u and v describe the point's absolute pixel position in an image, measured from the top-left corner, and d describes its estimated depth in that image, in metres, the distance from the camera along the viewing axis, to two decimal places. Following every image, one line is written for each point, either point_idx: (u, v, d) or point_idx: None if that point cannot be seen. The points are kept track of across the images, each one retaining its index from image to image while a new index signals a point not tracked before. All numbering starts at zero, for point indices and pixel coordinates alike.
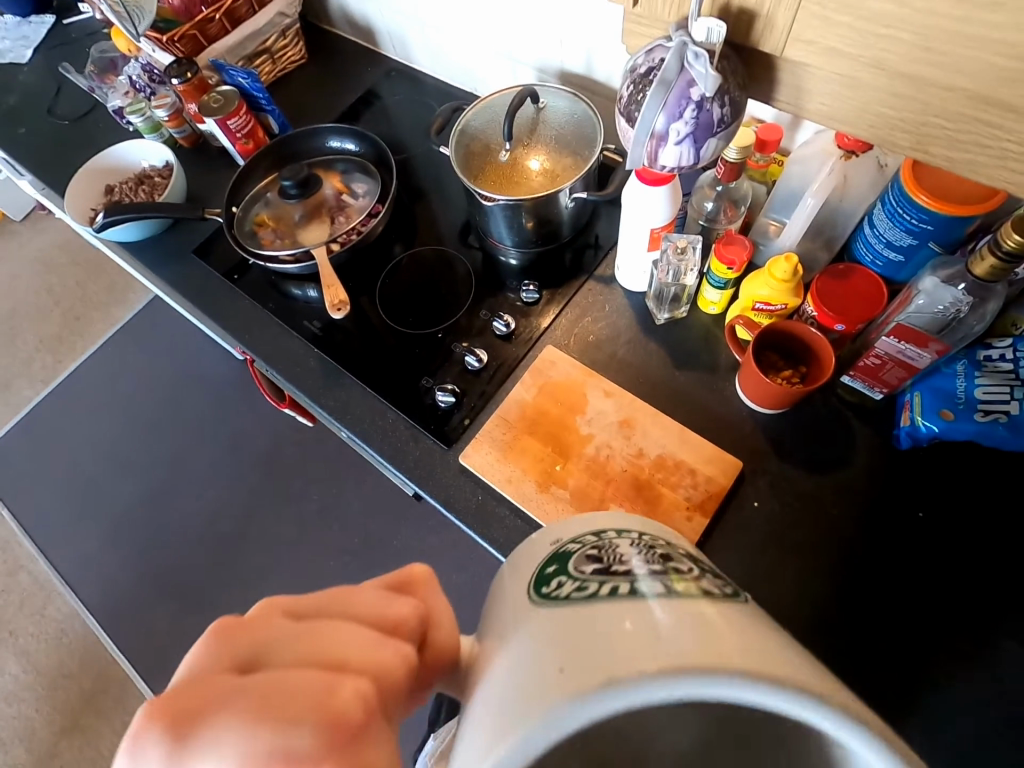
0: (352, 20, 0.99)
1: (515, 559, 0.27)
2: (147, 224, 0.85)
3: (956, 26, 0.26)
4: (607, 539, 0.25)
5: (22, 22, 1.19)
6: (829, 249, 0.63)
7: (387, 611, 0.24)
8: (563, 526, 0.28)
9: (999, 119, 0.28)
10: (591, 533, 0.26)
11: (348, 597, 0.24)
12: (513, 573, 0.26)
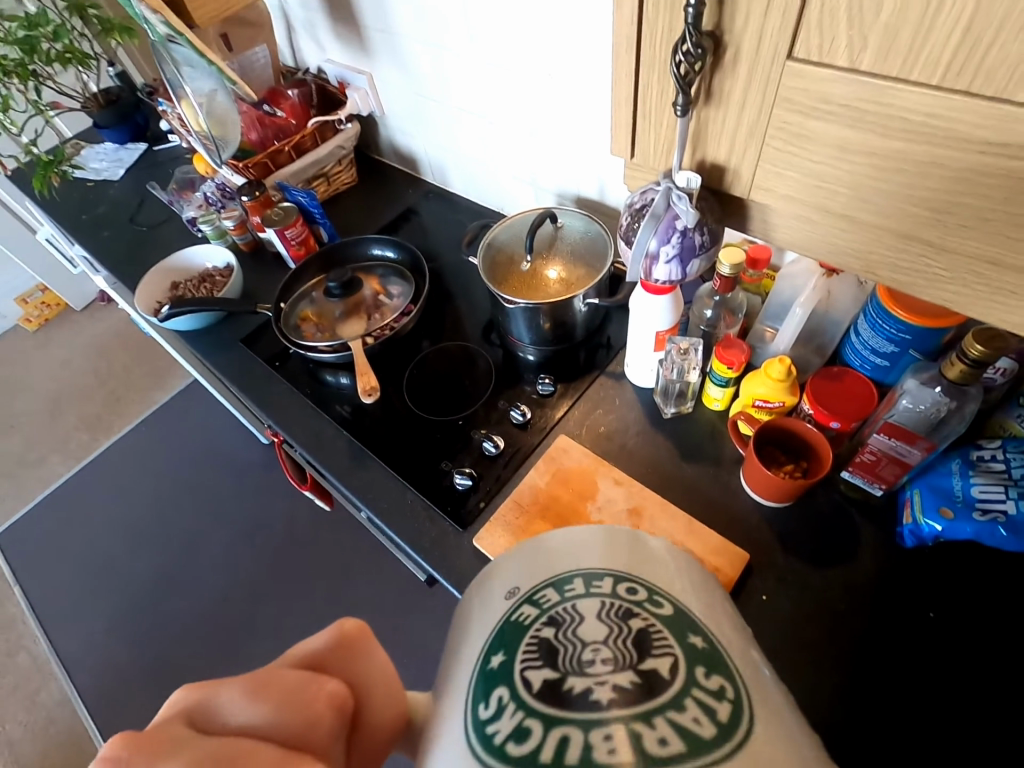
0: (399, 151, 1.16)
1: (471, 590, 0.27)
2: (204, 316, 0.95)
3: (880, 186, 0.29)
4: (568, 616, 0.24)
5: (119, 148, 1.41)
6: (821, 354, 0.69)
7: (307, 701, 0.22)
8: (527, 574, 0.26)
9: (925, 255, 0.31)
10: (552, 591, 0.25)
11: (260, 689, 0.22)
12: (470, 630, 0.26)
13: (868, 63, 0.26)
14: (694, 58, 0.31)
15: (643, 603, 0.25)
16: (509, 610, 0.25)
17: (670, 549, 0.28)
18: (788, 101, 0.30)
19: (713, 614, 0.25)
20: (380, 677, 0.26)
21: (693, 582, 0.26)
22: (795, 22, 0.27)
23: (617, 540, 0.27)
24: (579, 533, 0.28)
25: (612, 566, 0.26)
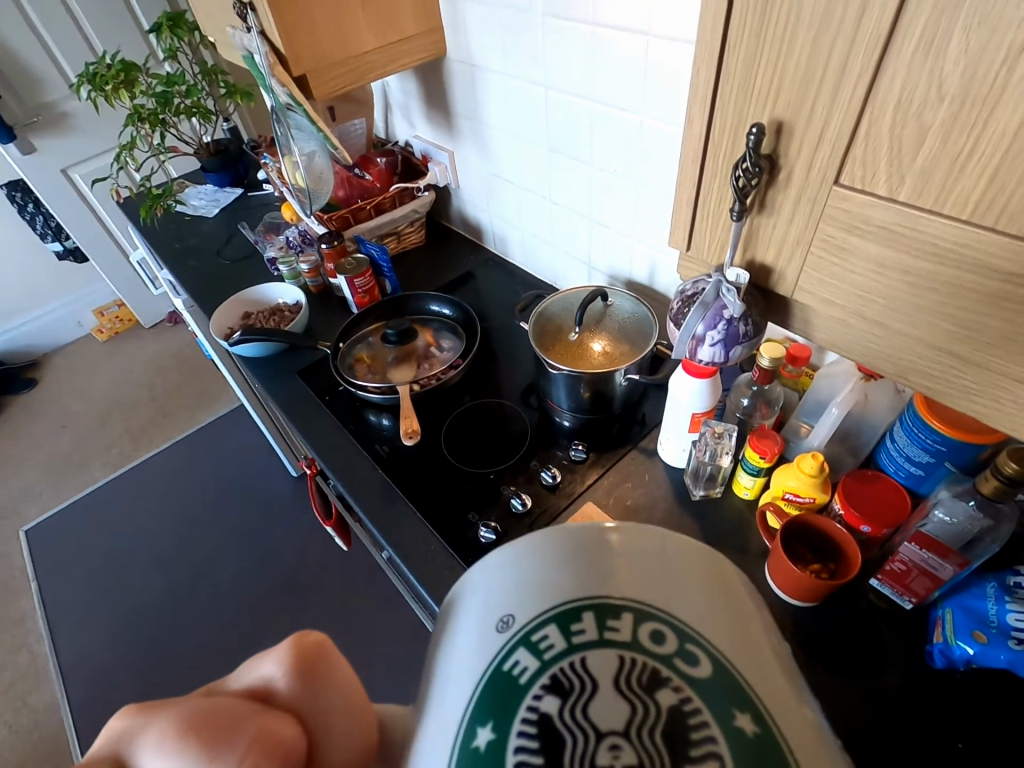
0: (466, 220, 1.26)
1: (465, 613, 0.25)
2: (267, 346, 1.03)
3: (913, 296, 0.33)
4: (576, 682, 0.22)
5: (218, 190, 1.57)
6: (854, 455, 0.70)
7: (238, 757, 0.20)
8: (520, 602, 0.24)
9: (950, 367, 0.33)
10: (557, 639, 0.23)
11: (187, 737, 0.20)
12: (457, 667, 0.24)
13: (905, 193, 0.30)
14: (752, 175, 0.35)
15: (671, 658, 0.22)
16: (502, 652, 0.23)
17: (707, 566, 0.24)
18: (831, 218, 0.34)
19: (756, 664, 0.22)
20: (338, 702, 0.24)
21: (732, 615, 0.23)
22: (843, 156, 0.32)
23: (639, 552, 0.24)
24: (585, 533, 0.25)
25: (631, 592, 0.23)
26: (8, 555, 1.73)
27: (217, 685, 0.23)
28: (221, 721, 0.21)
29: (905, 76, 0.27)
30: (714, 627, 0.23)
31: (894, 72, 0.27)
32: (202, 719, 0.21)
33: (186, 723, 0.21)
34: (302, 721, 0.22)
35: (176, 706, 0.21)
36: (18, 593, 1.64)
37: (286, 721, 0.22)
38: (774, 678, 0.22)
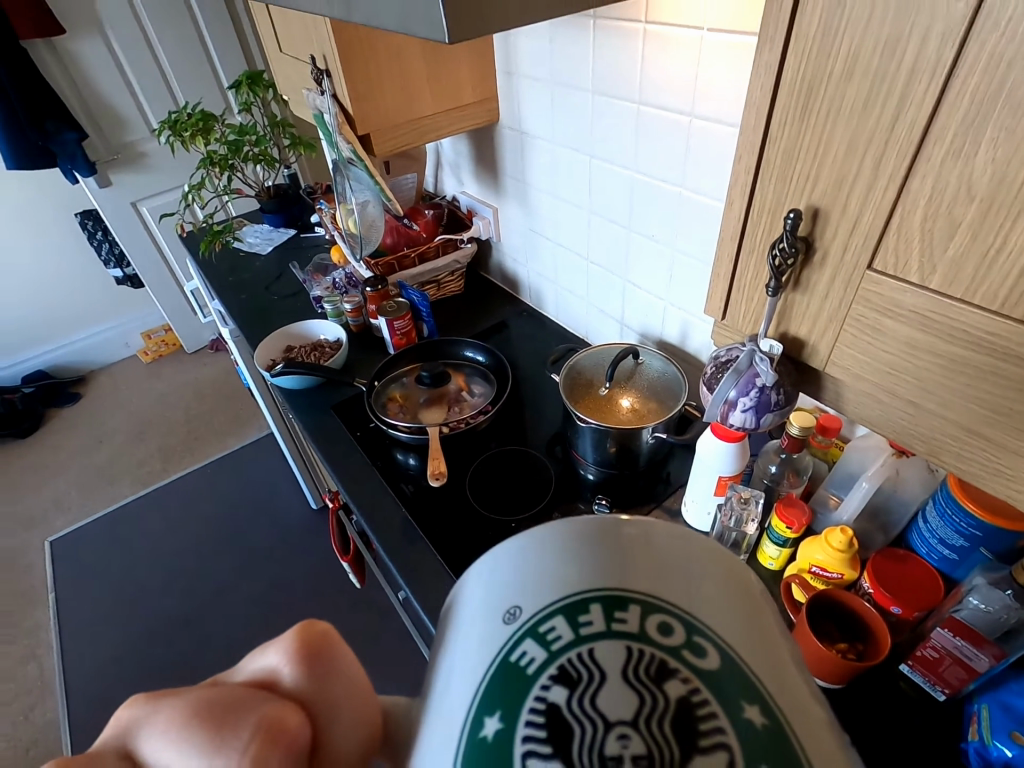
0: (504, 273, 1.31)
1: (468, 601, 0.24)
2: (306, 379, 1.07)
3: (944, 372, 0.33)
4: (585, 672, 0.21)
5: (273, 229, 1.67)
6: (885, 532, 0.68)
7: (241, 744, 0.20)
8: (527, 591, 0.23)
9: (984, 449, 0.34)
10: (565, 628, 0.22)
11: (193, 727, 0.20)
12: (461, 658, 0.23)
13: (937, 282, 0.31)
14: (788, 255, 0.37)
15: (678, 649, 0.21)
16: (508, 643, 0.22)
17: (717, 559, 0.24)
18: (864, 300, 0.36)
19: (765, 657, 0.22)
20: (343, 692, 0.23)
21: (743, 608, 0.23)
22: (876, 243, 0.33)
23: (648, 545, 0.23)
24: (597, 525, 0.24)
25: (639, 584, 0.22)
26: (32, 563, 1.77)
27: (224, 675, 0.23)
28: (224, 711, 0.21)
29: (936, 177, 0.29)
30: (724, 620, 0.22)
31: (926, 173, 0.30)
32: (206, 709, 0.21)
33: (190, 713, 0.21)
34: (308, 709, 0.22)
35: (184, 696, 0.21)
36: (36, 602, 1.66)
37: (290, 710, 0.21)
38: (783, 670, 0.22)
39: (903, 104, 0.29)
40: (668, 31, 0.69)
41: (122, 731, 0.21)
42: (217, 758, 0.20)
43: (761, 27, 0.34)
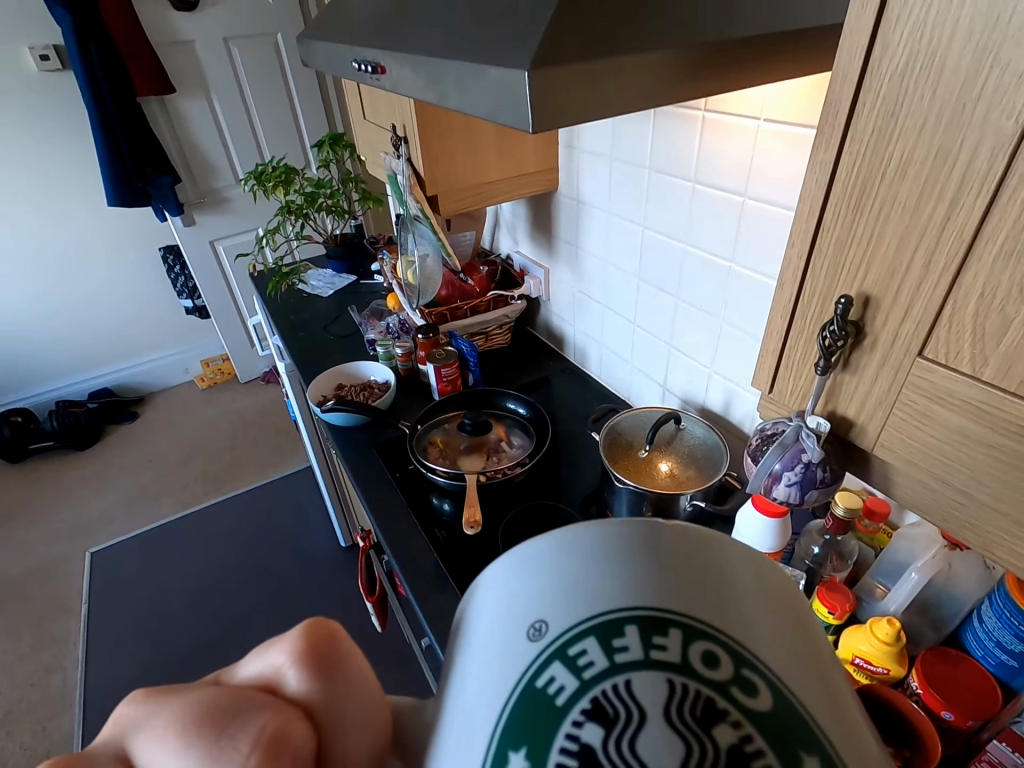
0: (551, 330, 1.35)
1: (488, 611, 0.22)
2: (353, 417, 1.11)
3: (999, 455, 0.33)
4: (621, 710, 0.18)
5: (335, 274, 1.77)
6: (936, 629, 0.64)
7: (242, 757, 0.19)
8: (555, 603, 0.20)
9: None
10: (599, 652, 0.19)
11: (190, 735, 0.19)
12: (479, 675, 0.20)
13: (988, 374, 0.32)
14: (839, 337, 0.38)
15: (726, 685, 0.19)
16: (532, 664, 0.20)
17: (765, 581, 0.21)
18: (913, 387, 0.36)
19: (823, 696, 0.19)
20: (352, 699, 0.22)
21: (795, 632, 0.20)
22: (926, 331, 0.34)
23: (688, 562, 0.21)
24: (632, 532, 0.22)
25: (680, 605, 0.20)
26: (71, 574, 1.83)
27: (226, 672, 0.22)
28: (222, 719, 0.19)
29: (987, 276, 0.30)
30: (779, 653, 0.19)
31: (977, 270, 0.31)
32: (205, 716, 0.19)
33: (189, 721, 0.19)
34: (314, 717, 0.21)
35: (184, 698, 0.20)
36: (70, 612, 1.71)
37: (294, 719, 0.20)
38: (836, 703, 0.20)
39: (954, 208, 0.31)
40: (727, 119, 0.74)
41: (118, 729, 0.20)
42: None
43: (817, 128, 0.36)
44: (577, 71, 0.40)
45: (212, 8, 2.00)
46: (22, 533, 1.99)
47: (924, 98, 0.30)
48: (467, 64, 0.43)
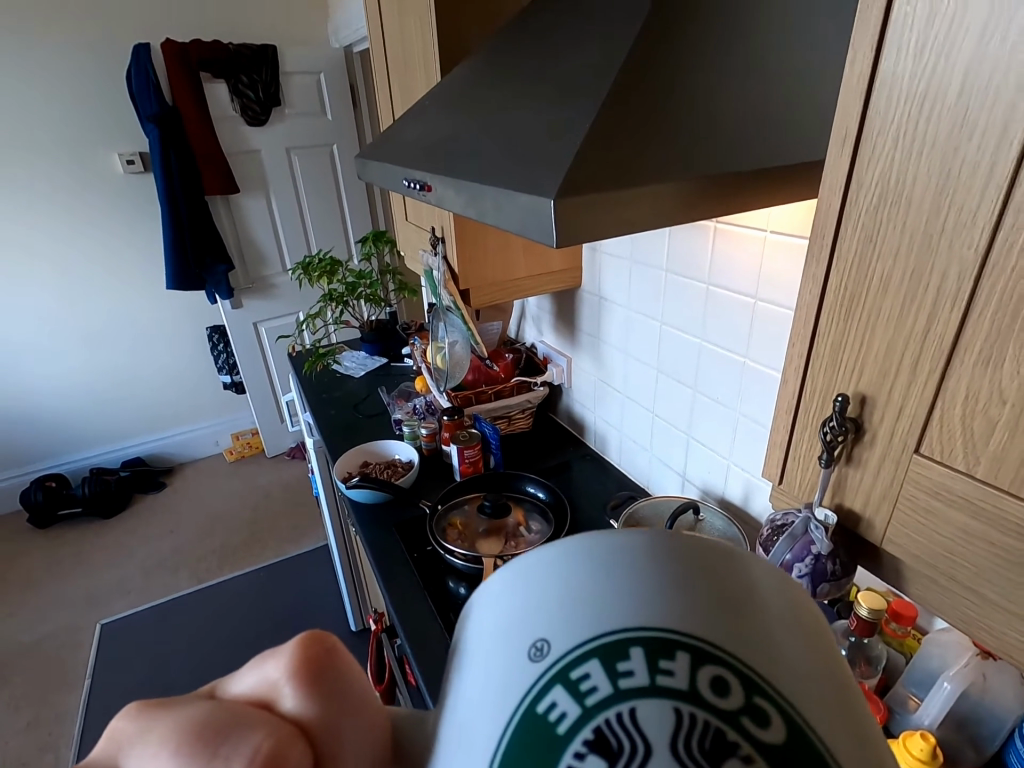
0: (572, 416, 1.39)
1: (489, 626, 0.21)
2: (375, 494, 1.14)
3: (1010, 554, 0.34)
4: (625, 743, 0.17)
5: (367, 356, 1.87)
6: (977, 749, 0.59)
7: None
8: (556, 617, 0.19)
9: None
10: (605, 676, 0.18)
11: (182, 753, 0.18)
12: (476, 695, 0.20)
13: (982, 471, 0.34)
14: (839, 432, 0.41)
15: (737, 716, 0.18)
16: (533, 687, 0.19)
17: (782, 601, 0.20)
18: (913, 483, 0.38)
19: (842, 726, 0.19)
20: (351, 720, 0.21)
21: (819, 657, 0.19)
22: (920, 430, 0.37)
23: (702, 575, 0.20)
24: (639, 541, 0.20)
25: (691, 626, 0.19)
26: (79, 645, 1.80)
27: (220, 688, 0.21)
28: (213, 739, 0.19)
29: (970, 380, 0.33)
30: (797, 681, 0.18)
31: (959, 377, 0.34)
32: (198, 733, 0.19)
33: (181, 738, 0.19)
34: (310, 735, 0.20)
35: (176, 714, 0.19)
36: (72, 687, 1.67)
37: (290, 739, 0.19)
38: (854, 732, 0.19)
39: (933, 320, 0.34)
40: (736, 229, 0.81)
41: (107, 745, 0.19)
42: None
43: (808, 246, 0.41)
44: (599, 199, 0.47)
45: (281, 123, 2.28)
46: (38, 600, 1.99)
47: (897, 227, 0.35)
48: (503, 188, 0.50)
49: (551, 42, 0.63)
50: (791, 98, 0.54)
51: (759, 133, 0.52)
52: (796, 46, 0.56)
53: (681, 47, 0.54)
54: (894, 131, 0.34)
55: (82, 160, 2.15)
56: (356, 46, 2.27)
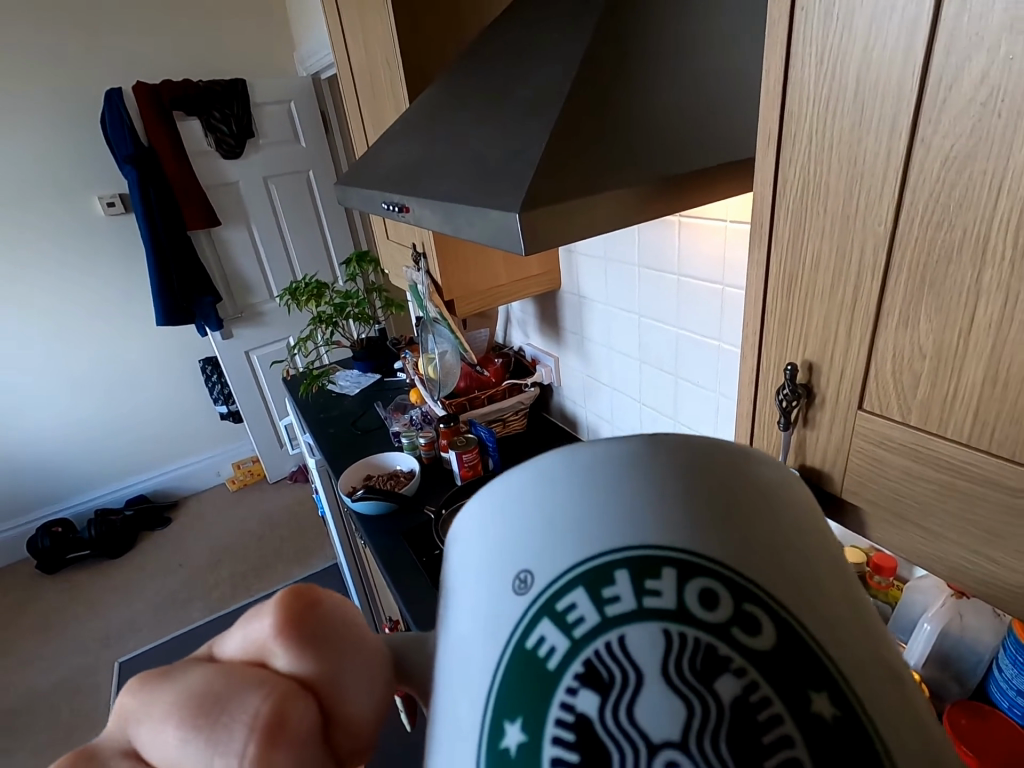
0: (565, 413, 1.43)
1: (482, 569, 0.24)
2: (381, 505, 1.18)
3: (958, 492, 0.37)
4: (616, 673, 0.20)
5: (360, 374, 1.90)
6: (959, 683, 0.65)
7: (243, 730, 0.22)
8: (542, 555, 0.23)
9: (975, 560, 0.38)
10: (595, 607, 0.21)
11: (190, 718, 0.22)
12: (472, 632, 0.23)
13: (915, 419, 0.38)
14: (793, 397, 0.46)
15: (727, 627, 0.21)
16: (522, 626, 0.22)
17: (764, 503, 0.24)
18: (861, 435, 0.42)
19: (823, 619, 0.22)
20: (341, 663, 0.25)
21: (795, 557, 0.23)
22: (860, 388, 0.41)
23: (694, 495, 0.23)
24: (619, 461, 0.24)
25: (673, 545, 0.22)
26: (100, 685, 1.83)
27: (215, 654, 0.24)
28: (216, 705, 0.22)
29: (894, 342, 0.38)
30: (774, 579, 0.22)
31: (886, 339, 0.38)
32: (200, 698, 0.22)
33: (187, 708, 0.22)
34: (304, 685, 0.24)
35: (176, 688, 0.22)
36: (96, 726, 1.69)
37: (291, 691, 0.23)
38: (837, 622, 0.22)
39: (859, 291, 0.39)
40: (698, 221, 0.86)
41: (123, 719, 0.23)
42: (217, 743, 0.21)
43: (750, 233, 0.46)
44: (561, 209, 0.51)
45: (256, 154, 2.32)
46: (55, 645, 2.01)
47: (821, 214, 0.39)
48: (473, 205, 0.55)
49: (509, 65, 0.68)
50: (732, 101, 0.59)
51: (706, 135, 0.57)
52: (733, 51, 0.60)
53: (629, 63, 0.59)
54: (807, 134, 0.39)
55: (63, 207, 2.18)
56: (324, 72, 2.31)
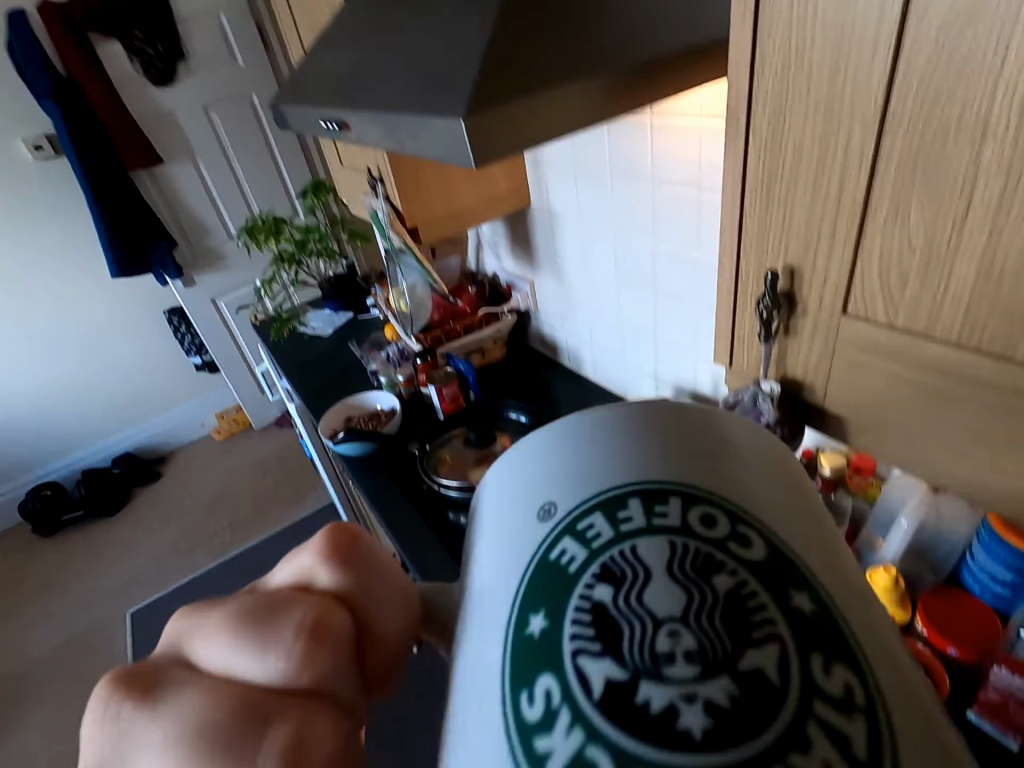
0: (544, 338, 1.39)
1: (503, 506, 0.24)
2: (364, 446, 1.16)
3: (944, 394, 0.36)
4: (628, 571, 0.20)
5: (332, 313, 1.83)
6: (934, 572, 0.67)
7: (289, 637, 0.20)
8: (561, 486, 0.23)
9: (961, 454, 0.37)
10: (609, 524, 0.21)
11: (237, 628, 0.20)
12: (490, 561, 0.23)
13: (904, 319, 0.36)
14: (774, 307, 0.43)
15: (724, 541, 0.21)
16: (546, 541, 0.22)
17: (752, 449, 0.24)
18: (845, 342, 0.40)
19: (811, 545, 0.22)
20: (379, 584, 0.24)
21: (794, 499, 0.23)
22: (844, 292, 0.38)
23: (688, 438, 0.24)
24: (626, 417, 0.24)
25: (683, 478, 0.22)
26: (114, 635, 1.89)
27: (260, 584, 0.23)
28: (262, 615, 0.21)
29: (883, 239, 0.35)
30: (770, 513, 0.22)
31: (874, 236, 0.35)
32: (247, 611, 0.21)
33: (234, 620, 0.21)
34: (346, 600, 0.22)
35: (223, 606, 0.22)
36: None
37: (332, 604, 0.22)
38: (821, 554, 0.22)
39: (845, 180, 0.35)
40: (671, 123, 0.79)
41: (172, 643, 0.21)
42: (267, 650, 0.20)
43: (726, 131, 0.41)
44: (520, 110, 0.46)
45: (189, 79, 2.11)
46: (64, 603, 2.06)
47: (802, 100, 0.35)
48: (420, 115, 0.49)
49: None
50: None
51: (675, 17, 0.51)
52: None
53: None
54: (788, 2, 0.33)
55: None
56: None
